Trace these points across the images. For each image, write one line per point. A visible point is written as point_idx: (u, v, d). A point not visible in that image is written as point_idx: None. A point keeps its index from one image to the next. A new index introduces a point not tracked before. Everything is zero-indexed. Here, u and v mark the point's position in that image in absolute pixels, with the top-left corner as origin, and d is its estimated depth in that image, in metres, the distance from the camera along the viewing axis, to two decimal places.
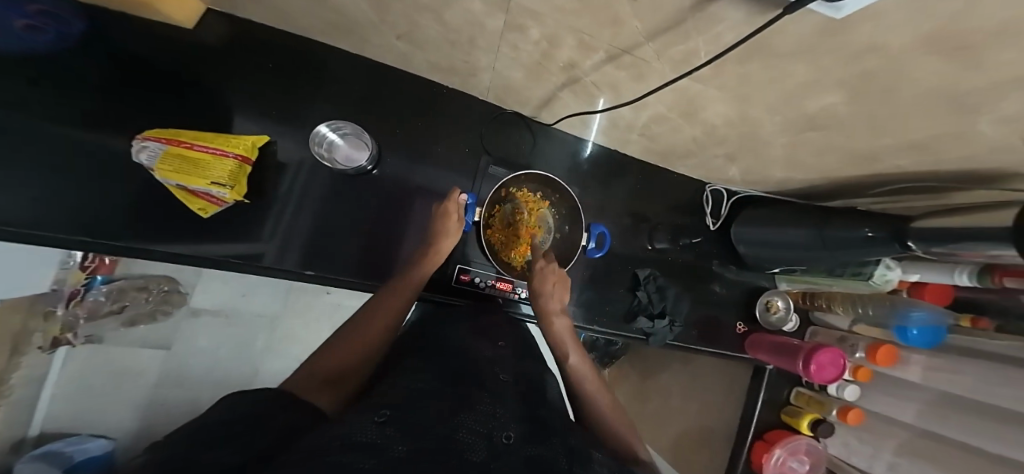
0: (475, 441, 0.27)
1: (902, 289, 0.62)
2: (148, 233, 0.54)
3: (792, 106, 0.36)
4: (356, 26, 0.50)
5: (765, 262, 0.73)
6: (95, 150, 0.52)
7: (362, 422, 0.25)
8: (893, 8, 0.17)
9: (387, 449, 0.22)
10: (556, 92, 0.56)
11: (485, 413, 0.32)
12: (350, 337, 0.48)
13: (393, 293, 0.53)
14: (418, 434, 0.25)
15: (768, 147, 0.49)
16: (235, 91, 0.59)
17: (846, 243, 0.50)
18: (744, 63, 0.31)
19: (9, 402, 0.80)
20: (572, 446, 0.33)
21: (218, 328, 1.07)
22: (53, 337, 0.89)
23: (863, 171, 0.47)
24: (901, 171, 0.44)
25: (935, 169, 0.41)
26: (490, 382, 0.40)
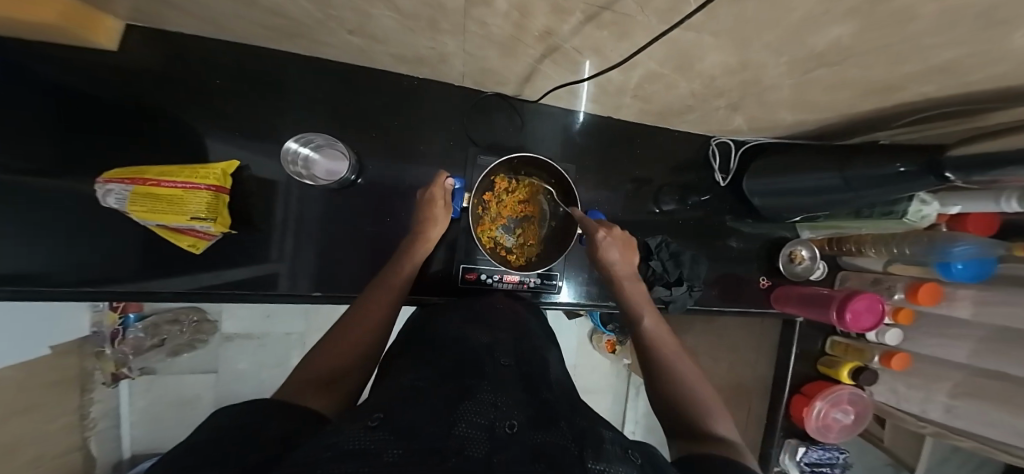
0: (472, 435, 0.24)
1: (942, 223, 0.57)
2: (162, 278, 0.58)
3: (798, 44, 0.31)
4: (305, 27, 0.45)
5: (784, 212, 0.68)
6: (93, 207, 0.54)
7: (352, 428, 0.23)
8: None
9: (379, 455, 0.19)
10: (535, 65, 0.51)
11: (487, 403, 0.29)
12: (342, 332, 0.46)
13: (386, 288, 0.52)
14: (413, 438, 0.22)
15: (774, 92, 0.44)
16: (207, 123, 0.58)
17: (870, 182, 0.46)
18: (738, 4, 0.26)
19: (96, 432, 0.93)
20: (583, 428, 0.29)
21: (252, 350, 1.12)
22: (112, 373, 0.96)
23: (887, 102, 0.42)
24: (932, 98, 0.38)
25: (972, 91, 0.36)
26: (492, 369, 0.37)
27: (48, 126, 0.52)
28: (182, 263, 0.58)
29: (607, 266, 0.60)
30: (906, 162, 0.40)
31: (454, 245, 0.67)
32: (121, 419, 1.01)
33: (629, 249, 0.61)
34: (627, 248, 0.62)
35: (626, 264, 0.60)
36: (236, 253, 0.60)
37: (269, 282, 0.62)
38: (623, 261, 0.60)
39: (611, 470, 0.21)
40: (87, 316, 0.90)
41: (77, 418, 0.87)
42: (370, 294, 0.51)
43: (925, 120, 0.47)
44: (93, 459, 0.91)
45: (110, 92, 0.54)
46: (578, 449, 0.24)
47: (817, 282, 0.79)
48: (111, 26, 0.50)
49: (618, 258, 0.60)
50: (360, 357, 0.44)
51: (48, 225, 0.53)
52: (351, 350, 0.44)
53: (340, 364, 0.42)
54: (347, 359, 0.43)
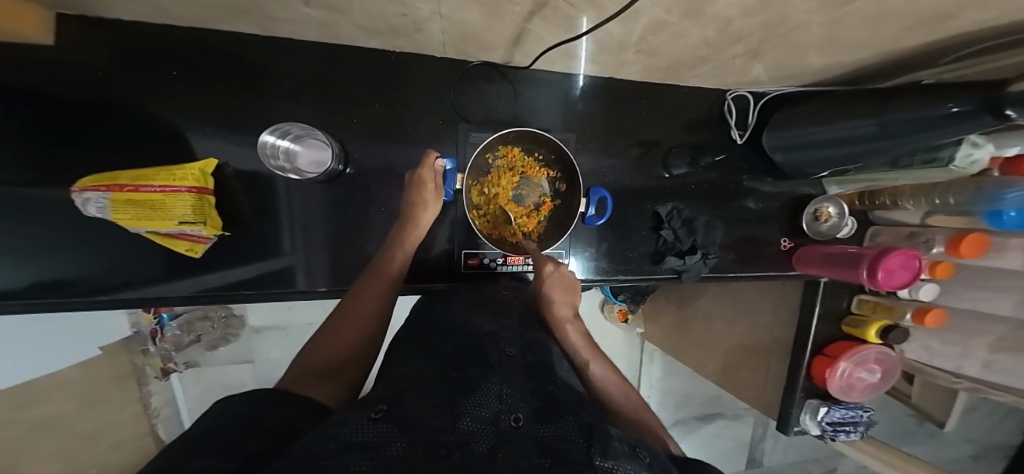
0: (477, 429, 0.23)
1: (994, 168, 0.50)
2: (175, 285, 0.59)
3: None
4: (258, 3, 0.42)
5: (807, 167, 0.63)
6: (99, 222, 0.55)
7: (354, 420, 0.22)
8: None
9: (384, 448, 0.18)
10: (524, 24, 0.46)
11: (492, 396, 0.28)
12: (338, 328, 0.45)
13: (381, 279, 0.51)
14: (416, 427, 0.21)
15: (799, 32, 0.38)
16: (190, 125, 0.56)
17: (914, 125, 0.39)
18: None
19: (162, 419, 1.01)
20: (588, 423, 0.27)
21: (280, 341, 1.14)
22: (161, 368, 1.00)
23: (935, 34, 0.35)
24: (994, 25, 0.32)
25: None
26: (496, 360, 0.36)
27: (45, 142, 0.52)
28: (191, 268, 0.60)
29: (550, 306, 0.53)
30: (959, 102, 0.34)
31: (453, 230, 0.66)
32: (180, 407, 1.06)
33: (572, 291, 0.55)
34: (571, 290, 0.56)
35: (568, 305, 0.54)
36: (241, 255, 0.61)
37: (277, 279, 0.63)
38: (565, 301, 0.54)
39: (620, 469, 0.19)
40: (123, 318, 0.92)
41: (142, 407, 0.96)
42: (361, 284, 0.50)
43: (983, 52, 0.40)
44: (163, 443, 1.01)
45: (94, 103, 0.53)
46: (586, 445, 0.22)
47: (846, 240, 0.74)
48: (42, 16, 0.47)
49: (561, 299, 0.53)
50: (362, 343, 0.45)
51: (66, 241, 0.55)
52: (345, 339, 0.44)
53: (339, 358, 0.42)
54: (345, 348, 0.43)
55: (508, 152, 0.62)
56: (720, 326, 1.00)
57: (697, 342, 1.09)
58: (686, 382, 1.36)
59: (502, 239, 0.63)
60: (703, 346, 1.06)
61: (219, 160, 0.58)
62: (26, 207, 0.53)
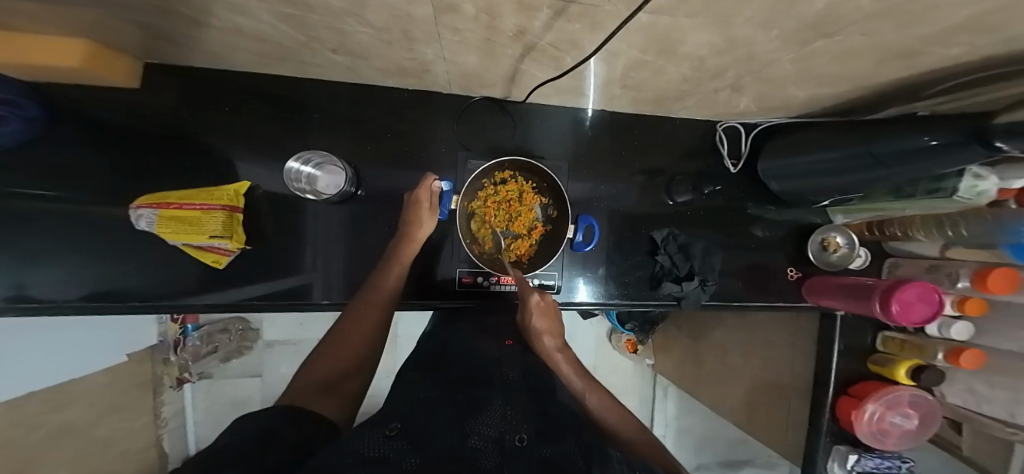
0: (485, 447, 0.25)
1: (1009, 199, 0.46)
2: (192, 298, 0.63)
3: (784, 17, 0.27)
4: (291, 50, 0.50)
5: (810, 197, 0.62)
6: (134, 236, 0.61)
7: (369, 435, 0.24)
8: None
9: (398, 463, 0.21)
10: (517, 65, 0.51)
11: (497, 415, 0.30)
12: (333, 342, 0.47)
13: (376, 295, 0.53)
14: (430, 444, 0.24)
15: (773, 67, 0.40)
16: (221, 153, 0.63)
17: (900, 155, 0.40)
18: None
19: (168, 429, 1.02)
20: (588, 442, 0.29)
21: (290, 354, 1.17)
22: (176, 377, 1.04)
23: (908, 69, 0.36)
24: (962, 61, 0.33)
25: (1009, 49, 0.30)
26: (501, 381, 0.38)
27: (106, 167, 0.60)
28: (212, 282, 0.64)
29: (533, 338, 0.50)
30: (937, 133, 0.34)
31: (449, 250, 0.68)
32: (188, 419, 1.09)
33: (556, 319, 0.52)
34: (553, 316, 0.51)
35: (552, 335, 0.50)
36: (256, 271, 0.65)
37: (288, 292, 0.66)
38: (550, 332, 0.50)
39: None
40: (154, 327, 1.00)
41: (151, 417, 0.96)
42: (357, 301, 0.52)
43: (965, 85, 0.40)
44: (167, 456, 1.00)
45: (144, 133, 0.61)
46: (586, 465, 0.24)
47: (860, 271, 0.70)
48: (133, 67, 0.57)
49: (543, 331, 0.50)
50: (360, 358, 0.46)
51: (110, 253, 0.61)
52: (345, 354, 0.46)
53: (336, 370, 0.44)
54: (345, 361, 0.45)
55: (505, 177, 0.65)
56: (734, 359, 0.94)
57: (711, 375, 1.03)
58: (704, 421, 1.27)
59: (492, 258, 0.66)
60: (718, 380, 1.00)
61: (251, 183, 0.65)
62: (74, 221, 0.59)
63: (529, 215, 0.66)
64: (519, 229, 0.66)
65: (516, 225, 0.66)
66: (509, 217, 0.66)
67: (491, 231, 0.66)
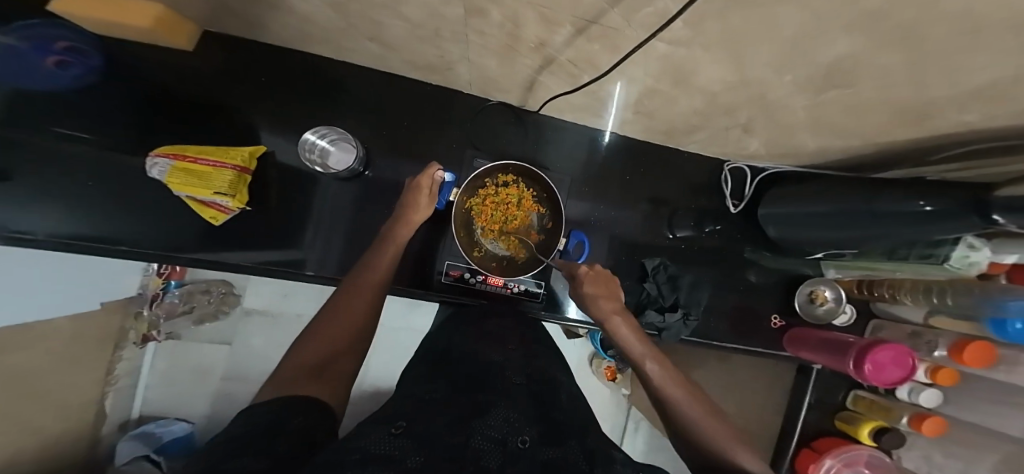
0: (488, 449, 0.25)
1: (1001, 275, 0.49)
2: (175, 251, 0.63)
3: (789, 58, 0.29)
4: (326, 30, 0.52)
5: (805, 246, 0.62)
6: (136, 181, 0.62)
7: (376, 433, 0.24)
8: None
9: (402, 461, 0.20)
10: (535, 75, 0.53)
11: (500, 417, 0.29)
12: (330, 315, 0.46)
13: (372, 274, 0.52)
14: (433, 443, 0.24)
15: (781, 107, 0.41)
16: (238, 115, 0.65)
17: (895, 218, 0.40)
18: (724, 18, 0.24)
19: (116, 388, 0.94)
20: (590, 447, 0.29)
21: (265, 327, 1.09)
22: (143, 335, 0.99)
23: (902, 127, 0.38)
24: (959, 131, 0.35)
25: (995, 127, 0.32)
26: (501, 384, 0.37)
27: (133, 113, 0.62)
28: (202, 239, 0.64)
29: (591, 302, 0.55)
30: (932, 200, 0.35)
31: (440, 242, 0.68)
32: (139, 381, 1.02)
33: (612, 287, 0.57)
34: (610, 285, 0.57)
35: (610, 300, 0.55)
36: (247, 236, 0.65)
37: (274, 260, 0.66)
38: (607, 296, 0.55)
39: None
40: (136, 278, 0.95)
41: (104, 373, 0.89)
42: (347, 285, 0.51)
43: (967, 155, 0.41)
44: (106, 415, 0.91)
45: (169, 84, 0.63)
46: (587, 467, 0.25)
47: (844, 327, 0.71)
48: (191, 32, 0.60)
49: (602, 296, 0.55)
50: (352, 341, 0.44)
51: (115, 194, 0.61)
52: (338, 335, 0.44)
53: (329, 350, 0.42)
54: (335, 344, 0.43)
55: (505, 179, 0.66)
56: None
57: None
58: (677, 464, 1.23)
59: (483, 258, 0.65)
60: None
61: (268, 147, 0.66)
62: (84, 156, 0.60)
63: (525, 221, 0.67)
64: (514, 234, 0.67)
65: (511, 229, 0.67)
66: (506, 220, 0.66)
67: (486, 231, 0.66)
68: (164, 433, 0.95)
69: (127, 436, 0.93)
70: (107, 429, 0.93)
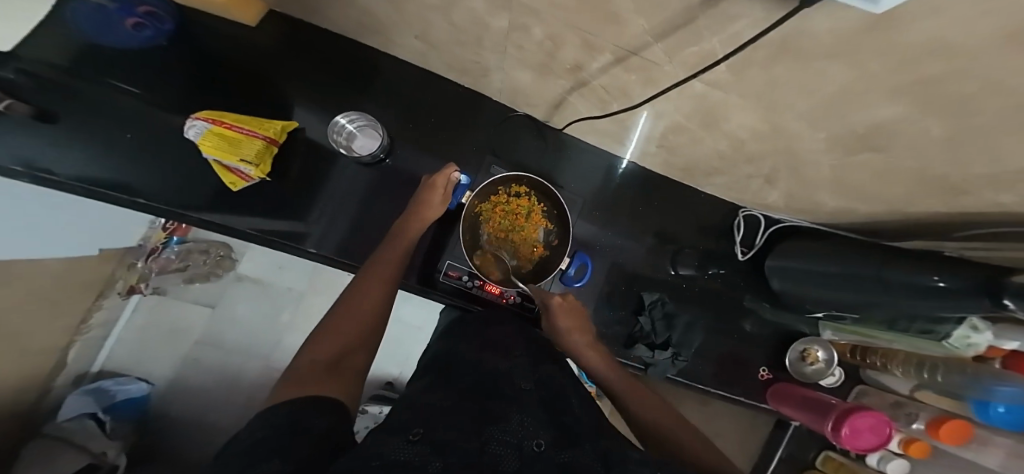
0: (505, 453, 0.27)
1: (997, 358, 0.46)
2: (179, 208, 0.62)
3: (815, 93, 0.31)
4: (380, 23, 0.56)
5: (808, 304, 0.61)
6: (166, 132, 0.64)
7: (393, 439, 0.25)
8: (947, 18, 0.14)
9: (423, 467, 0.22)
10: (564, 95, 0.54)
11: (514, 423, 0.31)
12: (347, 302, 0.47)
13: (381, 268, 0.52)
14: (451, 449, 0.25)
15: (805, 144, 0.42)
16: (276, 86, 0.67)
17: (905, 291, 0.40)
18: (771, 67, 0.29)
19: (84, 339, 0.92)
20: (607, 449, 0.30)
21: (254, 296, 1.05)
22: (129, 286, 0.98)
23: (910, 192, 0.40)
24: (968, 207, 0.36)
25: (1003, 209, 0.33)
26: (512, 393, 0.37)
27: (180, 70, 0.65)
28: (210, 200, 0.64)
29: (562, 334, 0.59)
30: (949, 276, 0.35)
31: (444, 240, 0.69)
32: (111, 333, 1.00)
33: (580, 315, 0.60)
34: (576, 314, 0.60)
35: (575, 331, 0.59)
36: (255, 203, 0.65)
37: (276, 232, 0.65)
38: (575, 328, 0.59)
39: None
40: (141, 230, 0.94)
41: (77, 322, 0.88)
42: (359, 277, 0.50)
43: (988, 236, 0.40)
44: (64, 366, 0.89)
45: (221, 49, 0.66)
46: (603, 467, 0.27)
47: (831, 389, 0.71)
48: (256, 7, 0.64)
49: (568, 326, 0.59)
50: (362, 337, 0.43)
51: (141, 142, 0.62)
52: (351, 330, 0.43)
53: (346, 342, 0.41)
54: (345, 340, 0.42)
55: (516, 190, 0.66)
56: None
57: None
58: None
59: (486, 264, 0.65)
60: None
61: (299, 124, 0.67)
62: (127, 101, 0.63)
63: (532, 235, 0.67)
64: (519, 246, 0.67)
65: (517, 240, 0.67)
66: (513, 230, 0.66)
67: (492, 237, 0.66)
68: (118, 392, 0.93)
69: (79, 391, 0.91)
70: (62, 381, 0.90)
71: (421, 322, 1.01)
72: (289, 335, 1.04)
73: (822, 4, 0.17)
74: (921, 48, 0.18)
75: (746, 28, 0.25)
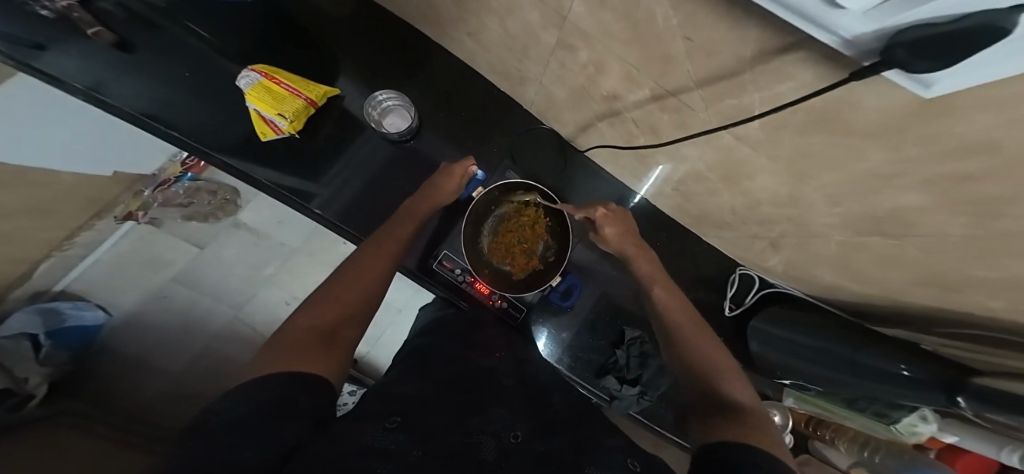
0: (485, 440, 0.28)
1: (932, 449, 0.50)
2: (202, 144, 0.63)
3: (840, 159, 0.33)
4: (439, 14, 0.58)
5: (777, 370, 0.61)
6: (208, 68, 0.65)
7: (370, 427, 0.27)
8: (988, 101, 0.17)
9: (404, 455, 0.24)
10: (595, 121, 0.57)
11: (496, 414, 0.32)
12: (354, 270, 0.46)
13: (391, 240, 0.53)
14: (429, 435, 0.27)
15: (813, 211, 0.44)
16: (326, 49, 0.69)
17: (877, 377, 0.42)
18: (807, 133, 0.32)
19: (61, 253, 0.91)
20: (581, 439, 0.32)
21: (244, 246, 1.03)
22: (128, 211, 0.96)
23: (901, 277, 0.42)
24: (953, 304, 0.37)
25: (981, 311, 0.34)
26: (493, 387, 0.37)
27: None
28: (235, 143, 0.65)
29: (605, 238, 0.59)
30: (912, 366, 0.38)
31: (446, 232, 0.69)
32: (93, 254, 0.97)
33: (629, 224, 0.60)
34: (626, 225, 0.60)
35: (625, 236, 0.58)
36: (275, 155, 0.66)
37: (289, 186, 0.66)
38: (624, 232, 0.59)
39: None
40: (160, 160, 0.95)
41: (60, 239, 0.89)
42: (369, 245, 0.51)
43: (960, 336, 0.40)
44: (29, 279, 0.89)
45: None
46: (574, 455, 0.29)
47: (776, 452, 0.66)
48: None
49: (615, 232, 0.58)
50: (358, 309, 0.42)
51: (187, 72, 0.64)
52: (354, 294, 0.43)
53: (349, 308, 0.41)
54: (345, 308, 0.41)
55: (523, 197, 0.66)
56: None
57: None
58: None
59: (484, 265, 0.66)
60: None
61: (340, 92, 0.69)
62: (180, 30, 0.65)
63: (533, 245, 0.67)
64: (518, 254, 0.66)
65: (518, 248, 0.66)
66: (517, 237, 0.66)
67: (494, 240, 0.67)
68: (70, 317, 0.89)
69: (31, 308, 0.88)
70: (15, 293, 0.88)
71: (401, 307, 1.00)
72: (267, 291, 1.03)
73: (873, 79, 0.21)
74: (964, 144, 0.21)
75: (788, 90, 0.28)
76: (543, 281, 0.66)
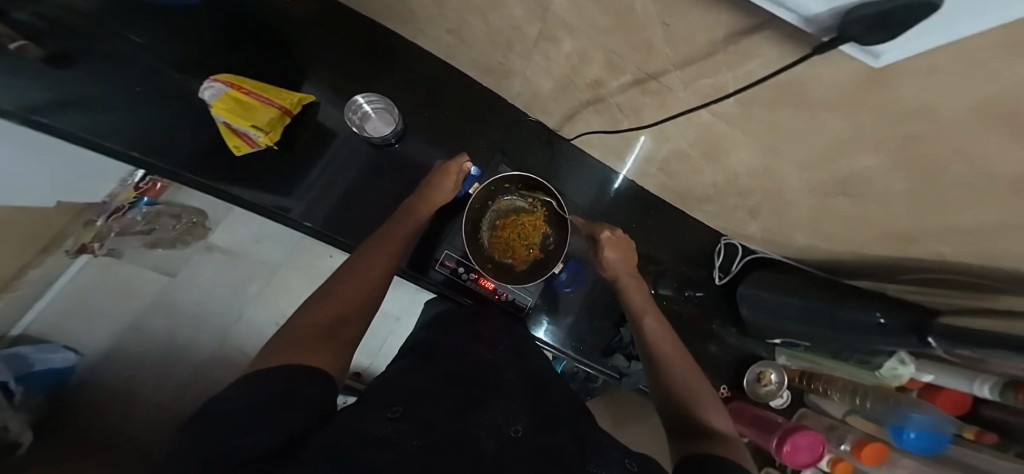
0: (485, 434, 0.29)
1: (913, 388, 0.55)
2: (166, 162, 0.59)
3: (810, 133, 0.35)
4: (413, 11, 0.57)
5: (768, 331, 0.66)
6: (166, 81, 0.61)
7: (372, 418, 0.27)
8: (927, 67, 0.18)
9: (401, 444, 0.25)
10: (579, 109, 0.58)
11: (495, 411, 0.32)
12: (341, 276, 0.45)
13: (385, 243, 0.51)
14: (430, 427, 0.28)
15: (788, 181, 0.47)
16: (296, 53, 0.66)
17: (854, 329, 0.45)
18: (777, 107, 0.34)
19: (11, 295, 0.82)
20: (582, 435, 0.33)
21: (220, 267, 0.99)
22: (81, 244, 0.90)
23: (869, 236, 0.46)
24: (916, 257, 0.41)
25: (940, 261, 0.38)
26: (497, 383, 0.38)
27: (198, 21, 0.63)
28: (203, 159, 0.61)
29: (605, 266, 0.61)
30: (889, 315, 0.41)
31: (444, 231, 0.69)
32: (47, 294, 0.90)
33: (629, 251, 0.61)
34: (627, 253, 0.61)
35: (624, 264, 0.60)
36: (252, 169, 0.64)
37: (270, 201, 0.64)
38: (624, 260, 0.61)
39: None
40: (110, 186, 0.88)
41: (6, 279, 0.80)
42: (366, 247, 0.50)
43: (924, 285, 0.44)
44: None
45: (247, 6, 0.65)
46: (577, 452, 0.29)
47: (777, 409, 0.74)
48: None
49: (614, 260, 0.60)
50: (362, 316, 0.42)
51: (137, 86, 0.59)
52: (357, 303, 0.42)
53: (352, 311, 0.41)
54: (344, 307, 0.40)
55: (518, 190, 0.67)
56: None
57: None
58: None
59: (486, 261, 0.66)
60: None
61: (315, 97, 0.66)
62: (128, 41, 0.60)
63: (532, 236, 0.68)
64: (519, 245, 0.67)
65: (518, 240, 0.67)
66: (516, 229, 0.67)
67: (494, 234, 0.67)
68: (37, 361, 0.81)
69: None
70: None
71: (398, 311, 0.99)
72: (255, 310, 0.99)
73: (831, 54, 0.22)
74: (911, 112, 0.24)
75: (758, 68, 0.29)
76: (545, 270, 0.67)
